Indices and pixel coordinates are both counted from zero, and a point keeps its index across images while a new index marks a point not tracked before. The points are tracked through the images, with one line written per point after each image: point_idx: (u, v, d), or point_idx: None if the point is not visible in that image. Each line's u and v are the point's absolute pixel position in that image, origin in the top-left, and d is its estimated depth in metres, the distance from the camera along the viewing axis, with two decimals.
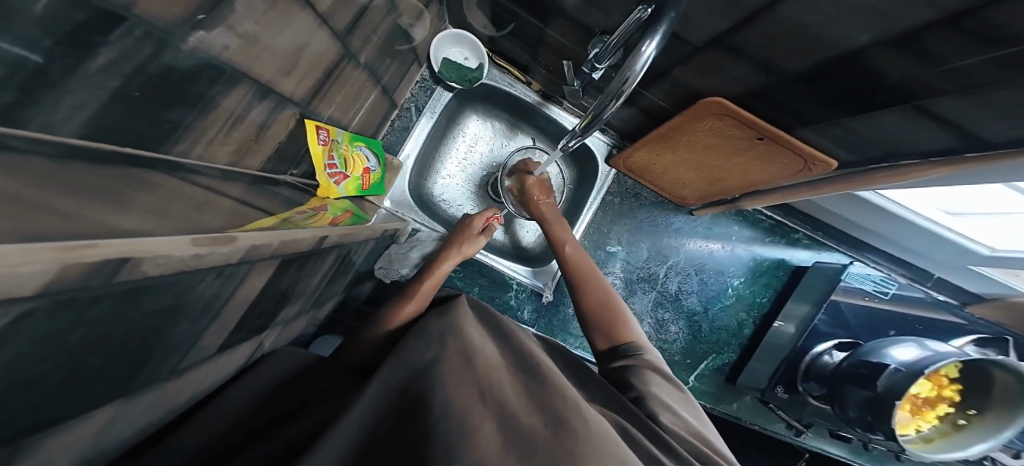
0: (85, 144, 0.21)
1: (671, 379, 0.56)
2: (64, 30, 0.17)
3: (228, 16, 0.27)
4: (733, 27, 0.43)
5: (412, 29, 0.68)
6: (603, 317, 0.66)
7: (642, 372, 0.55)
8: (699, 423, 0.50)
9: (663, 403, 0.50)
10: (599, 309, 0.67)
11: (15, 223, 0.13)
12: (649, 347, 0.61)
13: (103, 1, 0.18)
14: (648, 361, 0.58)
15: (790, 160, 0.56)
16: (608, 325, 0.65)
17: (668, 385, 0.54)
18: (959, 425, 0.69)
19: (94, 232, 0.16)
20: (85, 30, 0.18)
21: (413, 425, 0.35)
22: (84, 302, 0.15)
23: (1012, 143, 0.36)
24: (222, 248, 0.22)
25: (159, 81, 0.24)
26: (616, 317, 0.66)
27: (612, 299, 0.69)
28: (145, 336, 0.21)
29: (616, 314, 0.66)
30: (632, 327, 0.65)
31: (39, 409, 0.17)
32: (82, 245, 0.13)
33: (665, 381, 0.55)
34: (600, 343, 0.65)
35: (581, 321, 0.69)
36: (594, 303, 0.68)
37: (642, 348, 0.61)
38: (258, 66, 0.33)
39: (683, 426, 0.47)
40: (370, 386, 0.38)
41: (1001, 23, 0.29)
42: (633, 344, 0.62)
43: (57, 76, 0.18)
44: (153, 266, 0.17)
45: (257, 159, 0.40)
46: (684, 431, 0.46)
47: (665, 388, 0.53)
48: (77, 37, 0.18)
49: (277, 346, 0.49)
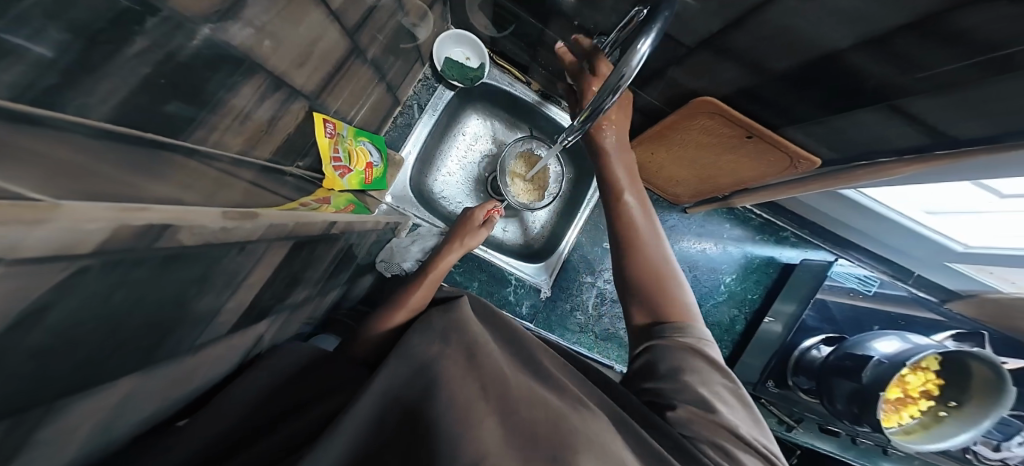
0: (118, 129, 0.22)
1: (713, 366, 0.51)
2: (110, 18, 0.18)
3: (251, 9, 0.28)
4: (723, 29, 0.45)
5: (416, 29, 0.70)
6: (645, 291, 0.59)
7: (676, 359, 0.51)
8: (737, 417, 0.47)
9: (691, 395, 0.48)
10: (638, 278, 0.60)
11: (76, 186, 0.15)
12: (691, 327, 0.55)
13: None
14: (687, 345, 0.53)
15: (776, 157, 0.58)
16: (648, 299, 0.59)
17: (707, 374, 0.50)
18: (940, 416, 0.72)
19: (139, 198, 0.17)
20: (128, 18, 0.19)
21: (416, 422, 0.36)
22: (130, 263, 0.17)
23: (978, 141, 0.39)
24: (246, 223, 0.24)
25: (185, 69, 0.25)
26: (656, 290, 0.59)
27: (661, 272, 0.60)
28: (174, 304, 0.23)
29: (658, 286, 0.59)
30: (679, 303, 0.58)
31: (82, 364, 0.18)
32: (134, 208, 0.15)
33: (705, 367, 0.51)
34: (638, 317, 0.60)
35: (619, 289, 0.63)
36: (637, 277, 0.61)
37: (683, 330, 0.55)
38: (274, 58, 0.34)
39: (708, 420, 0.45)
40: (373, 382, 0.39)
41: (962, 27, 0.32)
42: (675, 325, 0.55)
43: (98, 57, 0.19)
44: (188, 234, 0.19)
45: (267, 148, 0.41)
46: (710, 426, 0.45)
47: (699, 377, 0.50)
48: (115, 23, 0.19)
49: (274, 343, 0.49)
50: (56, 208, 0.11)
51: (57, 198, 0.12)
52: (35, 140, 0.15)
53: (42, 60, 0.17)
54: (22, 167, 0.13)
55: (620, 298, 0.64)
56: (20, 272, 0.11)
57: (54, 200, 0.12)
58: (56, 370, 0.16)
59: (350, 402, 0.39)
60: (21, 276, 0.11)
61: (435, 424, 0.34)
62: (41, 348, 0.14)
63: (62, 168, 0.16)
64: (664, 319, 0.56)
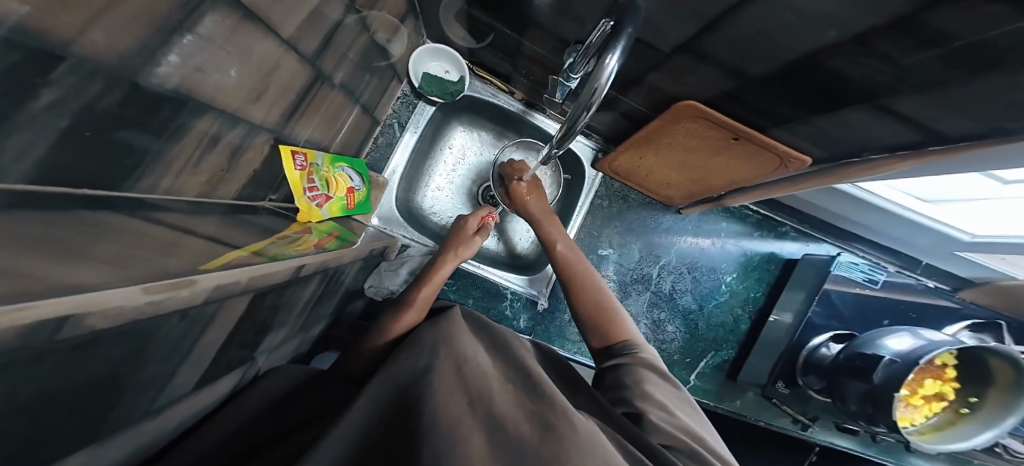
0: (38, 189, 0.21)
1: (667, 377, 0.55)
2: (18, 73, 0.17)
3: (191, 55, 0.27)
4: (698, 33, 0.43)
5: (389, 44, 0.69)
6: (597, 316, 0.65)
7: (635, 371, 0.54)
8: (693, 420, 0.50)
9: (655, 402, 0.49)
10: (591, 308, 0.66)
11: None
12: (644, 344, 0.60)
13: (44, 44, 0.17)
14: (642, 359, 0.57)
15: (766, 158, 0.56)
16: (602, 324, 0.64)
17: (662, 383, 0.54)
18: (961, 414, 0.69)
19: (41, 281, 0.16)
20: (29, 77, 0.18)
21: (407, 425, 0.35)
22: (33, 360, 0.15)
23: (970, 137, 0.36)
24: (183, 291, 0.23)
25: (113, 119, 0.24)
26: (607, 316, 0.64)
27: (605, 298, 0.67)
28: (108, 381, 0.22)
29: (608, 312, 0.65)
30: (626, 325, 0.64)
31: (21, 459, 0.17)
32: (21, 307, 0.13)
33: (658, 378, 0.54)
34: (594, 342, 0.64)
35: (574, 322, 0.68)
36: (583, 305, 0.67)
37: (637, 347, 0.60)
38: (224, 96, 0.33)
39: (675, 424, 0.46)
40: (362, 398, 0.38)
41: (941, 25, 0.29)
42: (629, 343, 0.61)
43: (1, 117, 0.17)
44: (100, 318, 0.18)
45: (230, 187, 0.40)
46: (675, 429, 0.46)
47: (660, 386, 0.53)
48: (20, 81, 0.17)
49: (271, 366, 0.50)
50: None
51: None
52: None
53: None
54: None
55: (576, 326, 0.68)
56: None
57: None
58: None
59: (331, 423, 0.37)
60: None
61: (420, 438, 0.32)
62: None
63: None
64: (618, 339, 0.62)
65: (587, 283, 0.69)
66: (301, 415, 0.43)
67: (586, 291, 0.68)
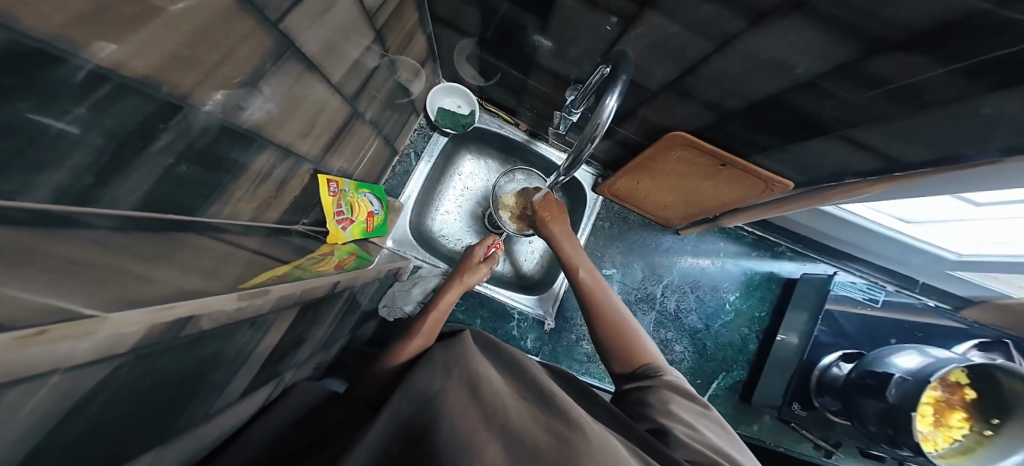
0: (140, 214, 0.26)
1: (692, 396, 0.57)
2: (143, 124, 0.22)
3: (258, 107, 0.33)
4: (680, 75, 0.50)
5: (410, 84, 0.77)
6: (620, 339, 0.67)
7: (661, 391, 0.56)
8: (718, 437, 0.51)
9: (680, 420, 0.50)
10: (612, 331, 0.68)
11: (113, 293, 0.17)
12: (667, 367, 0.62)
13: (164, 102, 0.23)
14: (667, 380, 0.59)
15: (752, 182, 0.61)
16: (623, 348, 0.66)
17: (687, 402, 0.55)
18: (985, 436, 0.67)
19: (154, 288, 0.20)
20: (147, 127, 0.23)
21: (418, 455, 0.36)
22: (160, 351, 0.20)
23: (927, 164, 0.41)
24: (257, 300, 0.28)
25: (201, 156, 0.29)
26: (628, 339, 0.67)
27: (626, 321, 0.69)
28: (191, 379, 0.26)
29: (628, 334, 0.67)
30: (648, 348, 0.66)
31: (119, 441, 0.20)
32: (162, 308, 0.18)
33: (683, 398, 0.56)
34: (617, 363, 0.66)
35: (596, 345, 0.70)
36: (607, 328, 0.69)
37: (660, 369, 0.61)
38: (281, 134, 0.39)
39: (700, 440, 0.47)
40: (379, 418, 0.41)
41: (879, 71, 0.35)
42: (652, 365, 0.62)
43: (127, 157, 0.23)
44: (206, 320, 0.22)
45: (274, 212, 0.46)
46: (702, 446, 0.47)
47: (686, 406, 0.54)
48: (141, 131, 0.23)
49: (295, 381, 0.53)
50: (103, 320, 0.14)
51: (106, 309, 0.15)
52: (61, 246, 0.18)
53: (80, 167, 0.20)
54: (55, 277, 0.16)
55: (598, 350, 0.70)
56: (66, 377, 0.14)
57: (105, 313, 0.15)
58: (102, 451, 0.19)
59: (352, 441, 0.39)
60: (70, 375, 0.14)
61: (440, 454, 0.34)
62: (87, 430, 0.17)
63: (72, 266, 0.18)
64: (641, 362, 0.64)
65: (608, 305, 0.71)
66: (324, 432, 0.45)
67: (608, 314, 0.70)
